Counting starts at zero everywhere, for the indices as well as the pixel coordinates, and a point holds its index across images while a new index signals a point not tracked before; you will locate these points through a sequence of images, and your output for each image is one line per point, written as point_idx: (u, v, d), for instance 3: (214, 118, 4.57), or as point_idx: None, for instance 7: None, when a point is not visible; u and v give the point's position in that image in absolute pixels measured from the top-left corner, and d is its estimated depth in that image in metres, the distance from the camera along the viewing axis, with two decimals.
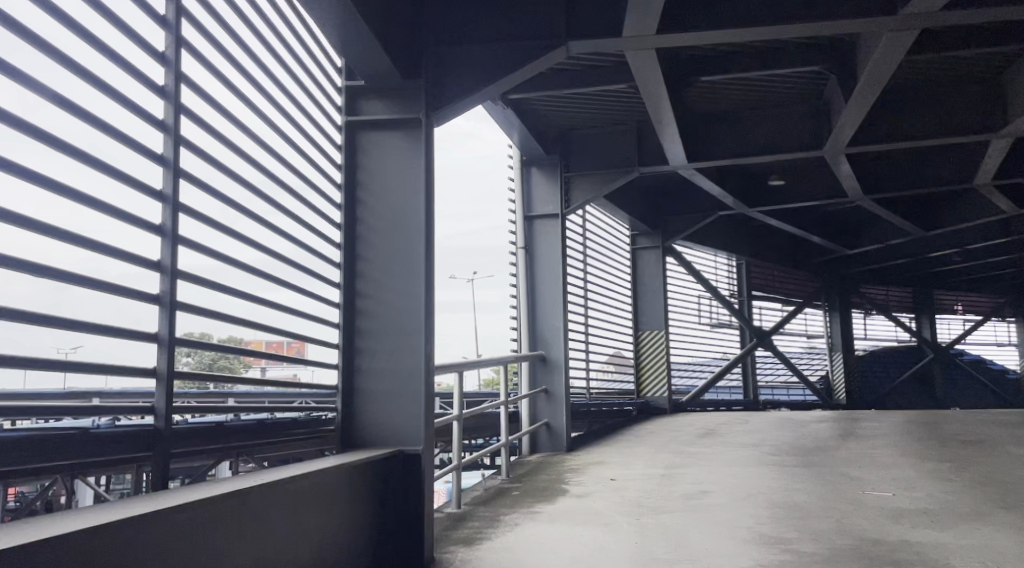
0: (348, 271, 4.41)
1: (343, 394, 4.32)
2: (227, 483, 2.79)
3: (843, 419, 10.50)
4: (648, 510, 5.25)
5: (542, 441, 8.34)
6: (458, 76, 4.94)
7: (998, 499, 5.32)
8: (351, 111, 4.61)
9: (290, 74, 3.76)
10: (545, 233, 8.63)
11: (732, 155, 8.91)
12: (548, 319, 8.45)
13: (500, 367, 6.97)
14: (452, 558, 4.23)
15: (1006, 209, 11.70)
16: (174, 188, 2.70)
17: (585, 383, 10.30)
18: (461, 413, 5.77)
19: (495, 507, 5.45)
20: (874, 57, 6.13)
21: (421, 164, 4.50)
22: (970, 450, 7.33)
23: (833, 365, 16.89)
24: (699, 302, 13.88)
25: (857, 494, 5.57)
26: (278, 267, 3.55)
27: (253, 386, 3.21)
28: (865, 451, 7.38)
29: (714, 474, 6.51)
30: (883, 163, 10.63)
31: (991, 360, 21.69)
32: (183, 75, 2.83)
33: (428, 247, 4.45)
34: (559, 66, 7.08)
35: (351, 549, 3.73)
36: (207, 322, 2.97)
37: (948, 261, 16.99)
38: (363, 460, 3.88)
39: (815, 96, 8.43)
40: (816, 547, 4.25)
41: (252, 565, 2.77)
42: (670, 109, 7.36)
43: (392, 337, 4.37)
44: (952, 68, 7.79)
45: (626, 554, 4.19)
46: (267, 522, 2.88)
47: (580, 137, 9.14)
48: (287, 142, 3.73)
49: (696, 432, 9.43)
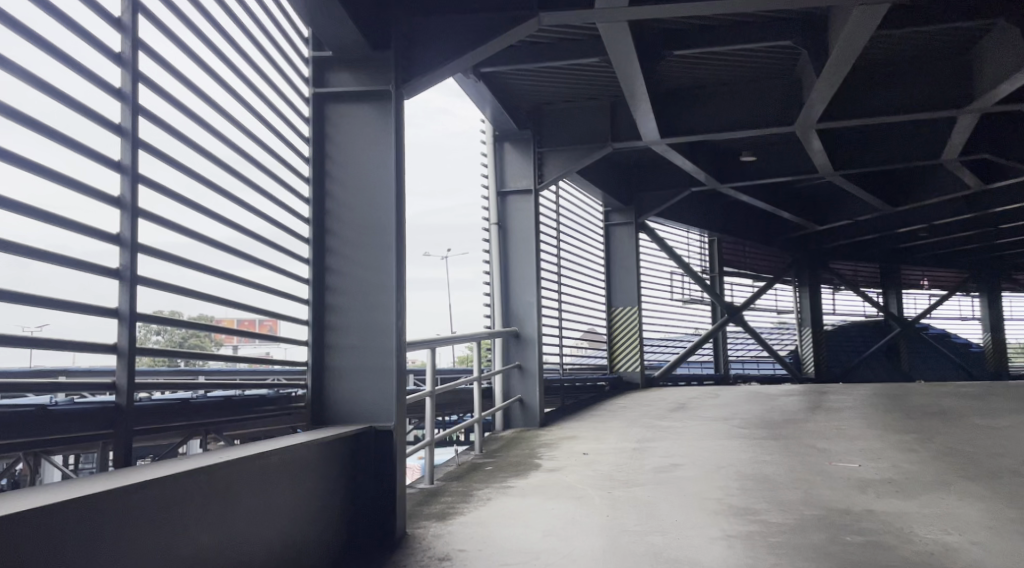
0: (317, 246, 4.35)
1: (313, 371, 4.27)
2: (189, 460, 2.71)
3: (810, 393, 10.69)
4: (619, 483, 5.29)
5: (515, 417, 8.34)
6: (425, 49, 4.87)
7: (960, 468, 5.44)
8: (319, 83, 4.51)
9: (255, 42, 3.65)
10: (517, 209, 8.58)
11: (704, 132, 8.94)
12: (521, 295, 8.45)
13: (474, 343, 6.88)
14: (425, 533, 4.25)
15: (972, 185, 11.83)
16: (133, 159, 2.64)
17: (559, 358, 10.26)
18: (434, 389, 5.67)
19: (467, 483, 5.46)
20: (844, 34, 6.17)
21: (392, 137, 4.41)
22: (935, 421, 7.50)
23: (802, 339, 17.04)
24: (671, 278, 14.00)
25: (825, 465, 5.67)
26: (247, 245, 3.51)
27: (224, 363, 3.17)
28: (833, 424, 7.50)
29: (684, 447, 6.58)
30: (851, 139, 10.69)
31: (955, 335, 22.08)
32: (139, 42, 2.74)
33: (399, 223, 4.37)
34: (527, 41, 7.02)
35: (322, 534, 3.68)
36: (177, 299, 2.95)
37: (916, 236, 17.23)
38: (331, 441, 3.82)
39: (787, 71, 8.45)
40: (784, 518, 4.32)
41: (221, 545, 2.73)
42: (643, 84, 7.32)
43: (362, 313, 4.33)
44: (921, 45, 7.84)
45: (598, 528, 4.21)
46: (234, 509, 2.83)
47: (552, 112, 9.09)
48: (253, 116, 3.62)
49: (667, 406, 9.56)
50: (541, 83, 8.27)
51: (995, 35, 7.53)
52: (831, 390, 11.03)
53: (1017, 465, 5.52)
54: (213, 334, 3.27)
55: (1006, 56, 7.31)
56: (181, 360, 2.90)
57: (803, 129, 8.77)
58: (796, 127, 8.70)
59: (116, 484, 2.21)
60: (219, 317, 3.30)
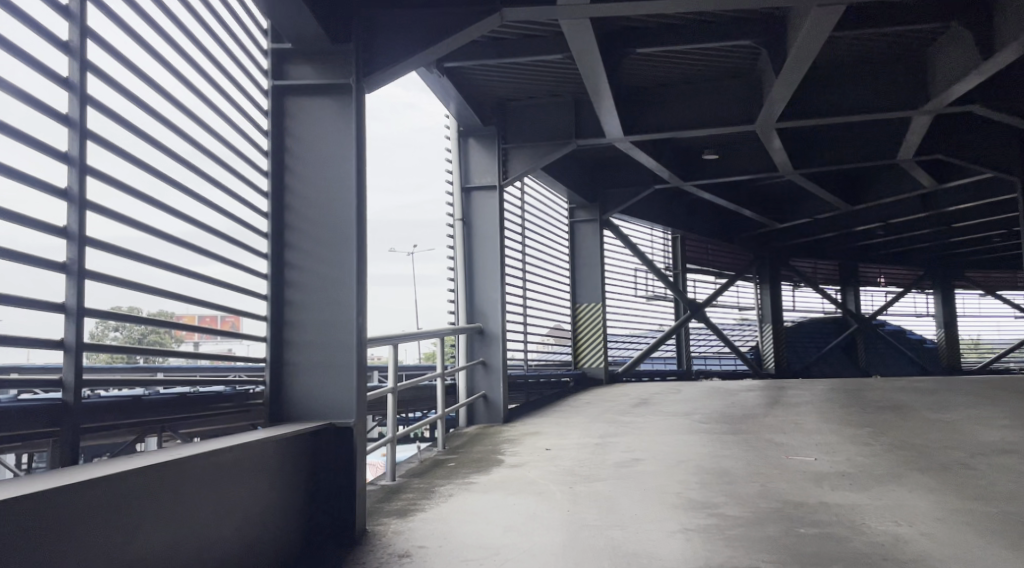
0: (276, 240, 4.29)
1: (271, 368, 4.21)
2: (138, 458, 2.65)
3: (770, 388, 10.86)
4: (580, 479, 5.32)
5: (479, 413, 8.33)
6: (388, 42, 4.83)
7: (912, 461, 5.58)
8: (278, 75, 4.44)
9: (211, 34, 3.58)
10: (482, 205, 8.57)
11: (667, 130, 9.02)
12: (485, 291, 8.45)
13: (438, 339, 6.86)
14: (386, 529, 4.23)
15: (927, 184, 12.11)
16: (81, 150, 2.58)
17: (523, 354, 10.27)
18: (397, 385, 5.64)
19: (430, 479, 5.44)
20: (801, 35, 6.27)
21: (353, 131, 4.37)
22: (890, 415, 7.67)
23: (763, 335, 17.30)
24: (635, 275, 14.10)
25: (782, 459, 5.77)
26: (204, 239, 3.45)
27: (185, 359, 3.14)
28: (791, 419, 7.64)
29: (645, 442, 6.65)
30: (811, 139, 10.88)
31: (910, 331, 22.63)
32: (88, 30, 2.67)
33: (360, 219, 4.33)
34: (490, 36, 7.01)
35: (280, 532, 3.64)
36: (133, 295, 2.90)
37: (874, 234, 17.60)
38: (289, 438, 3.78)
39: (748, 71, 8.56)
40: (742, 511, 4.38)
41: (173, 544, 2.69)
42: (606, 82, 7.35)
43: (322, 309, 4.28)
44: (878, 46, 7.99)
45: (558, 523, 4.23)
46: (188, 507, 2.79)
47: (517, 109, 9.09)
48: (211, 108, 3.56)
49: (630, 401, 9.64)
50: (506, 80, 8.27)
51: (947, 39, 7.72)
52: (790, 385, 11.24)
53: (966, 457, 5.67)
54: (172, 331, 3.22)
55: (957, 60, 7.51)
56: (137, 357, 2.84)
57: (764, 128, 8.89)
58: (757, 126, 8.82)
59: (61, 481, 2.16)
60: (178, 313, 3.25)
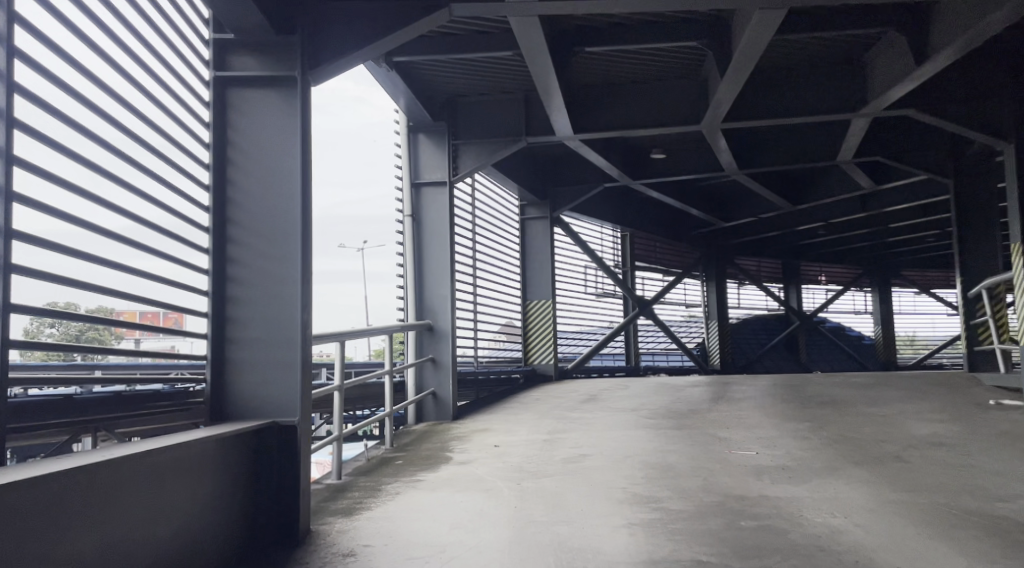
0: (217, 235, 4.18)
1: (213, 366, 4.10)
2: (69, 458, 2.56)
3: (715, 384, 11.08)
4: (529, 475, 5.34)
5: (428, 410, 8.29)
6: (333, 35, 4.76)
7: (848, 454, 5.75)
8: (220, 66, 4.33)
9: (150, 22, 3.48)
10: (431, 201, 8.52)
11: (616, 128, 9.07)
12: (435, 288, 8.40)
13: (387, 336, 6.79)
14: (330, 529, 4.19)
15: (866, 185, 12.49)
16: (8, 140, 2.48)
17: (473, 351, 10.23)
18: (343, 383, 5.56)
19: (376, 477, 5.40)
20: (746, 37, 6.39)
21: (298, 124, 4.29)
22: (828, 410, 7.89)
23: (709, 332, 17.59)
24: (585, 272, 14.19)
25: (726, 453, 5.89)
26: (142, 232, 3.35)
27: (125, 356, 3.06)
28: (734, 414, 7.80)
29: (593, 438, 6.71)
30: (755, 140, 11.13)
31: (849, 328, 23.32)
32: (16, 15, 2.57)
33: (306, 214, 4.26)
34: (439, 31, 6.97)
35: (221, 532, 3.57)
36: (70, 291, 2.80)
37: (816, 233, 18.07)
38: (230, 437, 3.69)
39: (695, 71, 8.70)
40: (684, 505, 4.46)
41: (106, 545, 2.60)
42: (555, 80, 7.37)
43: (266, 306, 4.20)
44: (819, 49, 8.19)
45: (505, 519, 4.24)
46: (123, 508, 2.71)
47: (468, 105, 9.06)
48: (149, 98, 3.45)
49: (579, 397, 9.72)
50: (456, 75, 8.23)
51: (883, 44, 7.98)
52: (734, 381, 11.48)
53: (898, 450, 5.88)
54: (110, 328, 3.14)
55: (893, 64, 7.76)
56: (72, 354, 2.75)
57: (710, 128, 9.05)
58: (703, 126, 8.97)
59: None
60: (118, 310, 3.16)
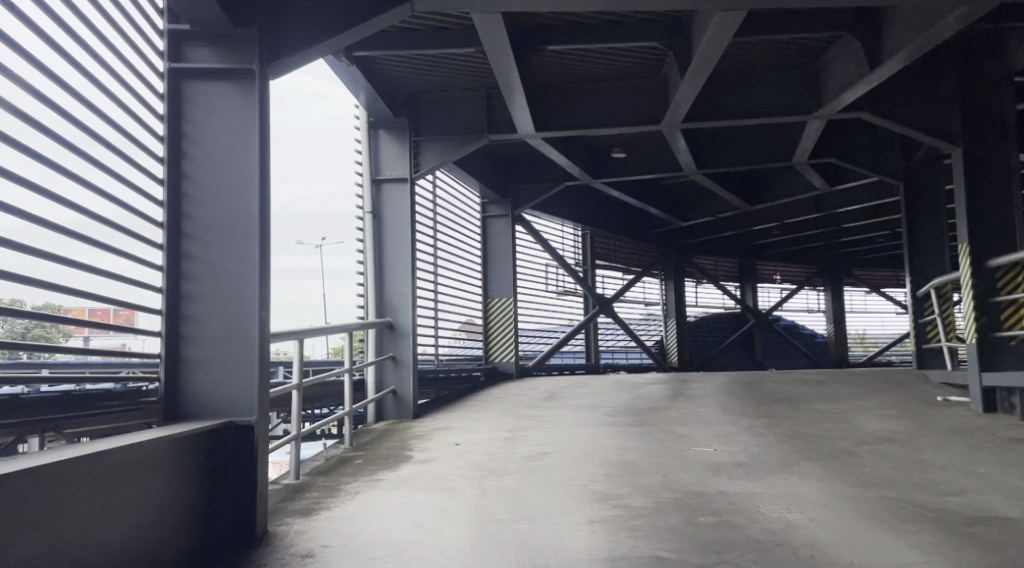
0: (172, 230, 4.09)
1: (167, 364, 4.01)
2: (13, 460, 2.46)
3: (673, 381, 11.19)
4: (489, 473, 5.33)
5: (388, 408, 8.22)
6: (292, 28, 4.68)
7: (803, 451, 5.86)
8: (175, 58, 4.23)
9: (101, 10, 3.37)
10: (392, 198, 8.45)
11: (577, 127, 9.12)
12: (396, 285, 8.34)
13: (347, 334, 6.71)
14: (288, 529, 4.12)
15: (820, 186, 12.76)
16: None
17: (434, 349, 10.21)
18: (302, 381, 5.47)
19: (335, 477, 5.33)
20: (705, 38, 6.46)
21: (256, 118, 4.21)
22: (783, 406, 8.04)
23: (667, 331, 17.78)
24: (546, 270, 14.24)
25: (684, 450, 5.96)
26: (92, 227, 3.25)
27: (75, 355, 2.97)
28: (692, 411, 7.89)
29: (553, 436, 6.72)
30: (714, 141, 11.29)
31: (803, 326, 23.78)
32: None
33: (263, 209, 4.18)
34: (400, 26, 6.92)
35: (174, 534, 3.48)
36: (17, 287, 2.70)
37: (772, 233, 18.38)
38: (184, 438, 3.61)
39: (655, 71, 8.78)
40: (643, 501, 4.50)
41: (53, 550, 2.51)
42: (517, 77, 7.35)
43: (222, 302, 4.11)
44: (775, 52, 8.35)
45: (465, 518, 4.23)
46: (71, 512, 2.62)
47: (430, 102, 9.02)
48: (101, 88, 3.35)
49: (539, 395, 9.75)
50: (417, 71, 8.17)
51: (837, 48, 8.16)
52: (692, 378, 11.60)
53: (851, 446, 6.01)
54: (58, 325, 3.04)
55: (847, 67, 7.94)
56: (20, 352, 2.67)
57: (670, 128, 9.14)
58: (663, 126, 9.06)
59: None
60: (66, 306, 3.07)
